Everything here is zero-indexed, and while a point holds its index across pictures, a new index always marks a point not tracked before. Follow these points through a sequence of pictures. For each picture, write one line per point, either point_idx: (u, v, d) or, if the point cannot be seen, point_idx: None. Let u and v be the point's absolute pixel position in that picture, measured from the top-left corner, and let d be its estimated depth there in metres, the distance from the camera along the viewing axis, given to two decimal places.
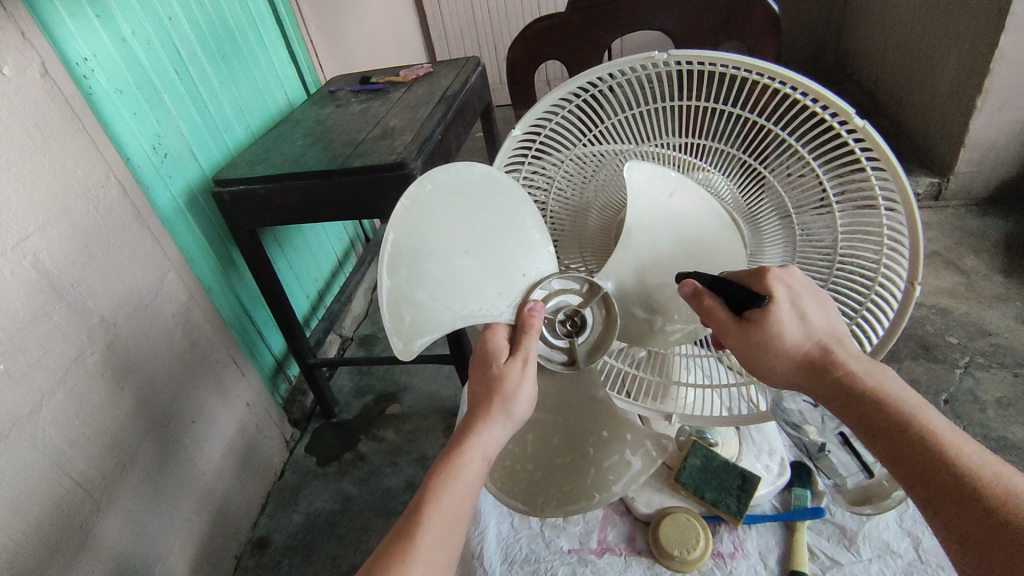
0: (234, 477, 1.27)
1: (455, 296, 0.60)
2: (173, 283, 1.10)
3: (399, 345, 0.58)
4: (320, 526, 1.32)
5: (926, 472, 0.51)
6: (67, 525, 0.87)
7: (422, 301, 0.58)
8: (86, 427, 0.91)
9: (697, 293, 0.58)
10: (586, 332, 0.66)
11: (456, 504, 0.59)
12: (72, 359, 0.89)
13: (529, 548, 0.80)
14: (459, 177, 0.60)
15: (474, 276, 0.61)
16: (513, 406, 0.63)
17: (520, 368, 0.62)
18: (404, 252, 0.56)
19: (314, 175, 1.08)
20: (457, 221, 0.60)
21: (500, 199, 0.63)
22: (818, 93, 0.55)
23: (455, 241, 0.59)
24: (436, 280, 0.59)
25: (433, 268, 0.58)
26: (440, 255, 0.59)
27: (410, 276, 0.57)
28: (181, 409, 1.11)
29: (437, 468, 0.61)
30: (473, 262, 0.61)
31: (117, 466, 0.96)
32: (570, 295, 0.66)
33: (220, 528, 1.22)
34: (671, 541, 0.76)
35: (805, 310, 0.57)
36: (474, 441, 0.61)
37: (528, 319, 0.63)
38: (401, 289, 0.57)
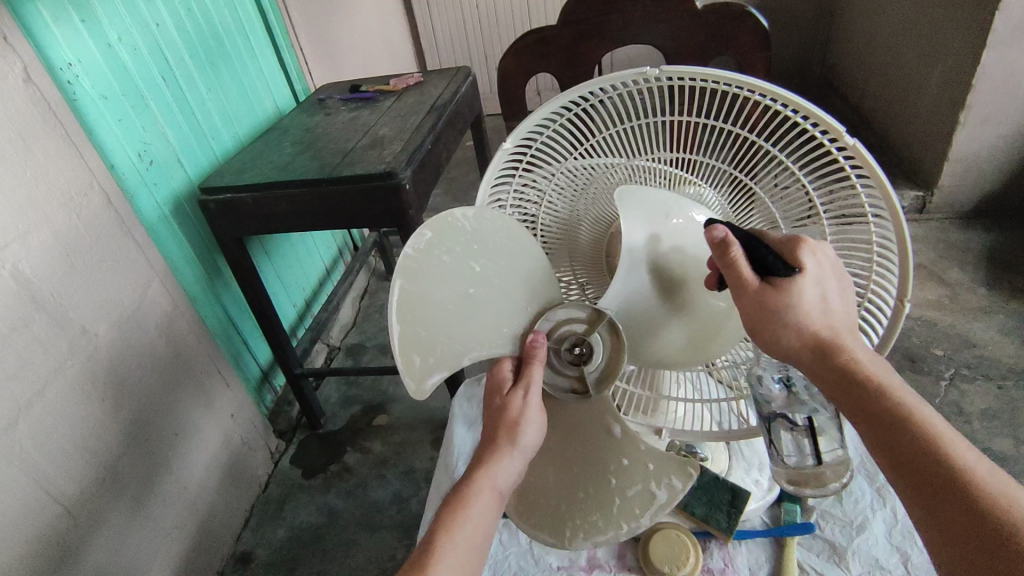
0: (217, 490, 1.24)
1: (463, 334, 0.61)
2: (157, 292, 1.08)
3: (412, 385, 0.58)
4: (305, 540, 1.30)
5: (925, 460, 0.49)
6: (44, 540, 0.85)
7: (432, 341, 0.59)
8: (66, 441, 0.88)
9: (728, 244, 0.55)
10: (595, 360, 0.64)
11: (473, 535, 0.58)
12: (53, 370, 0.87)
13: (518, 566, 0.79)
14: (457, 223, 0.59)
15: (479, 315, 0.62)
16: (522, 435, 0.62)
17: (524, 395, 0.62)
18: (410, 300, 0.57)
19: (301, 185, 1.07)
20: (459, 264, 0.60)
21: (505, 235, 0.62)
22: (809, 111, 0.55)
23: (459, 284, 0.60)
24: (444, 322, 0.59)
25: (440, 312, 0.59)
26: (445, 299, 0.59)
27: (417, 319, 0.57)
28: (164, 422, 1.09)
29: (450, 498, 0.60)
30: (477, 302, 0.61)
31: (98, 479, 0.94)
32: (575, 323, 0.64)
33: (202, 542, 1.19)
34: (661, 557, 0.75)
35: (825, 290, 0.56)
36: (487, 473, 0.61)
37: (532, 349, 0.63)
38: (411, 333, 0.57)
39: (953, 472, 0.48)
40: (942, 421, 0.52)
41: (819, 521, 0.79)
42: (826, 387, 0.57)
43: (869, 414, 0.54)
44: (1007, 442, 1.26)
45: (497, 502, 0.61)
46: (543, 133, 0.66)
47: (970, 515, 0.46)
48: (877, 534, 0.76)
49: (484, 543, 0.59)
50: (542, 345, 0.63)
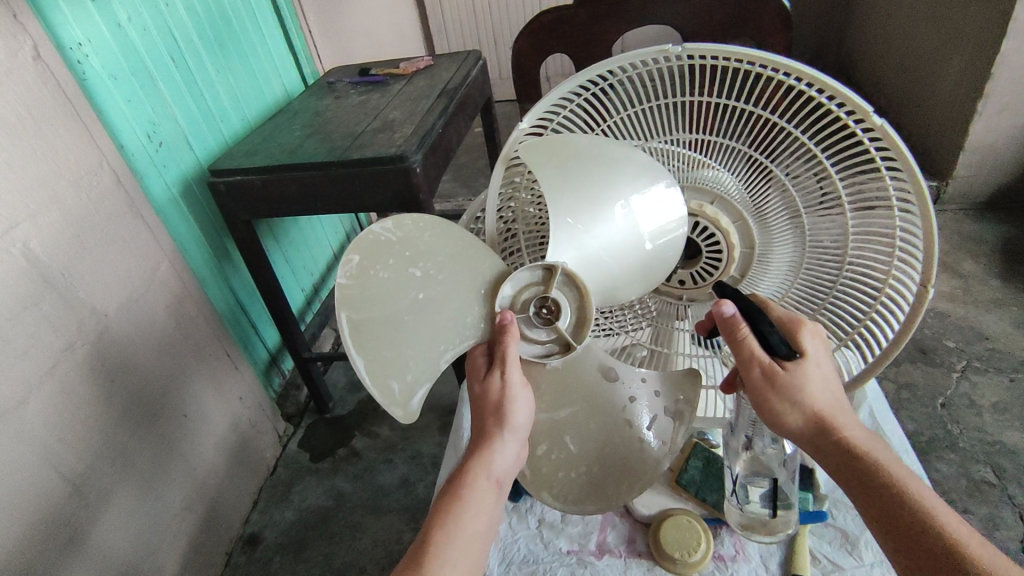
0: (225, 473, 1.25)
1: (429, 337, 0.61)
2: (166, 274, 1.08)
3: (399, 411, 0.59)
4: (312, 522, 1.30)
5: (922, 541, 0.52)
6: (55, 520, 0.85)
7: (401, 362, 0.59)
8: (76, 420, 0.89)
9: (739, 325, 0.59)
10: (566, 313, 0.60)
11: (473, 527, 0.59)
12: (62, 350, 0.87)
13: (527, 549, 0.79)
14: (384, 240, 0.59)
15: (437, 314, 0.61)
16: (510, 415, 0.63)
17: (501, 375, 0.61)
18: (362, 331, 0.57)
19: (311, 167, 1.06)
20: (401, 275, 0.59)
21: (431, 228, 0.62)
22: (833, 88, 0.53)
23: (408, 292, 0.60)
24: (402, 336, 0.59)
25: (400, 326, 0.59)
26: (395, 315, 0.59)
27: (377, 346, 0.58)
28: (173, 404, 1.09)
29: (450, 491, 0.61)
30: (433, 303, 0.61)
31: (107, 459, 0.94)
32: (531, 287, 0.61)
33: (210, 524, 1.20)
34: (672, 543, 0.74)
35: (825, 370, 0.60)
36: (484, 463, 0.62)
37: (501, 324, 0.60)
38: (377, 362, 0.58)
39: (949, 550, 0.51)
40: (937, 500, 0.54)
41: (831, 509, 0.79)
42: (825, 463, 0.60)
43: (868, 491, 0.56)
44: (1018, 434, 1.25)
45: (495, 488, 0.62)
46: (560, 113, 0.65)
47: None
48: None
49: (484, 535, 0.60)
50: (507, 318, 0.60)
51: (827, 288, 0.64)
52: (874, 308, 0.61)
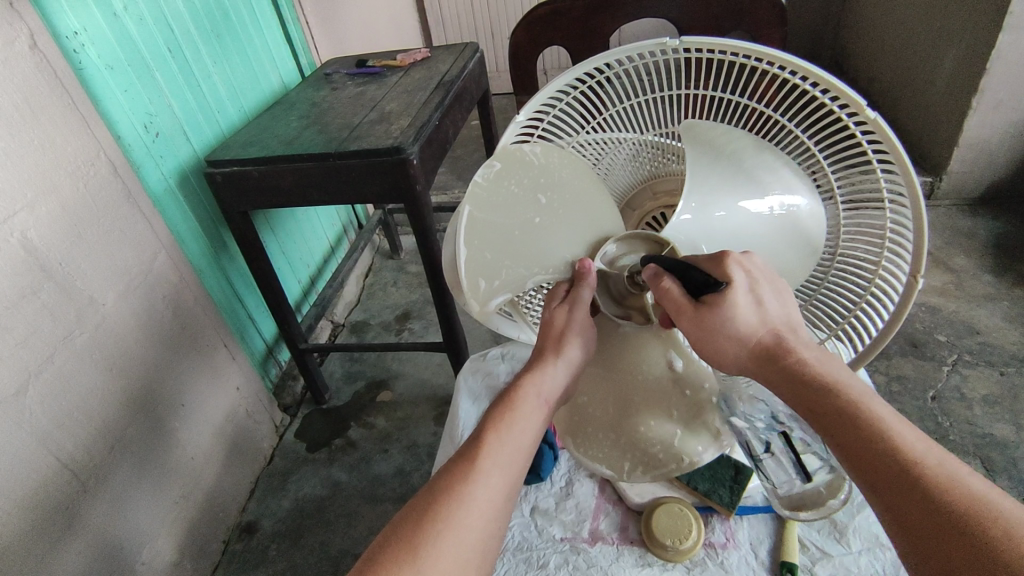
0: (222, 462, 1.26)
1: (523, 259, 0.60)
2: (163, 264, 1.09)
3: (478, 308, 0.59)
4: (309, 511, 1.32)
5: (875, 460, 0.47)
6: (54, 506, 0.86)
7: (497, 265, 0.58)
8: (75, 408, 0.89)
9: (660, 273, 0.58)
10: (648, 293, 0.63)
11: (519, 435, 0.59)
12: (63, 339, 0.88)
13: (522, 536, 0.80)
14: (524, 155, 0.58)
15: (541, 241, 0.61)
16: (566, 346, 0.63)
17: (569, 310, 0.63)
18: (476, 228, 0.56)
19: (308, 158, 1.06)
20: (527, 194, 0.59)
21: (568, 165, 0.62)
22: (819, 77, 0.54)
23: (526, 213, 0.59)
24: (509, 249, 0.59)
25: (510, 240, 0.58)
26: (510, 227, 0.58)
27: (484, 247, 0.57)
28: (170, 393, 1.10)
29: (498, 403, 0.62)
30: (541, 231, 0.61)
31: (105, 447, 0.95)
32: (635, 253, 0.63)
33: (206, 513, 1.21)
34: (664, 530, 0.75)
35: (756, 297, 0.57)
36: (531, 381, 0.63)
37: (579, 270, 0.63)
38: (478, 260, 0.57)
39: (895, 460, 0.46)
40: (890, 413, 0.50)
41: None
42: (777, 391, 0.56)
43: (821, 414, 0.52)
44: (1007, 427, 1.27)
45: (544, 408, 0.62)
46: (555, 106, 0.65)
47: (916, 503, 0.44)
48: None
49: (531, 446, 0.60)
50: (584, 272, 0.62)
51: (819, 277, 0.65)
52: (858, 306, 0.62)
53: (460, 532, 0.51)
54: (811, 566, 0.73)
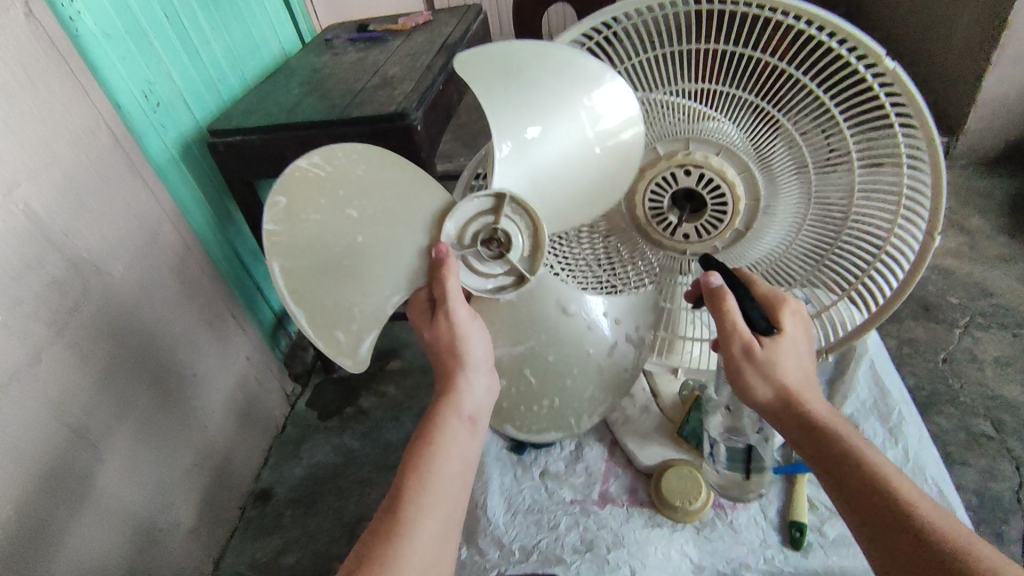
0: (235, 430, 1.28)
1: (368, 280, 0.62)
2: (169, 235, 1.09)
3: (349, 361, 0.64)
4: (321, 478, 1.35)
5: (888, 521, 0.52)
6: (73, 473, 0.88)
7: (345, 307, 0.62)
8: (88, 379, 0.91)
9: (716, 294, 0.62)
10: (513, 223, 0.61)
11: (449, 467, 0.60)
12: (72, 311, 0.88)
13: (532, 499, 0.80)
14: (307, 183, 0.58)
15: (379, 253, 0.62)
16: (465, 351, 0.64)
17: (445, 321, 0.63)
18: (295, 281, 0.59)
19: (310, 125, 1.05)
20: (337, 216, 0.59)
21: (366, 156, 0.59)
22: (838, 28, 0.53)
23: (344, 236, 0.60)
24: (345, 281, 0.61)
25: (339, 269, 0.60)
26: (338, 260, 0.60)
27: (321, 296, 0.61)
28: (181, 362, 1.11)
29: (420, 438, 0.61)
30: (372, 244, 0.61)
31: (119, 416, 0.97)
32: (480, 218, 0.62)
33: (221, 479, 1.24)
34: (673, 491, 0.76)
35: (796, 345, 0.62)
36: (447, 409, 0.62)
37: (439, 258, 0.61)
38: (316, 311, 0.61)
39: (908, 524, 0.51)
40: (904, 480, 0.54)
41: None
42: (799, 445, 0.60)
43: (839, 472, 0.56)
44: (1017, 389, 1.27)
45: (470, 424, 0.63)
46: None
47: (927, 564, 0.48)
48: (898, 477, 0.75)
49: (459, 472, 0.60)
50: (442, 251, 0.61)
51: (822, 251, 0.64)
52: (870, 268, 0.62)
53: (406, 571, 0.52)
54: (819, 525, 0.75)
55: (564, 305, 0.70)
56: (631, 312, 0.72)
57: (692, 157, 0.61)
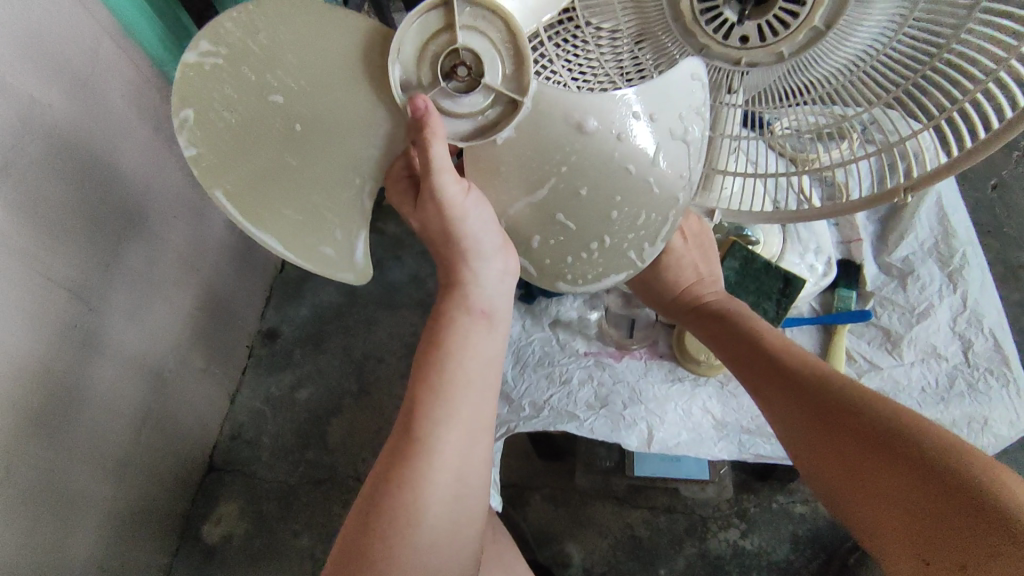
0: (231, 272, 1.22)
1: (327, 176, 0.56)
2: (116, 53, 0.89)
3: (352, 275, 0.61)
4: (327, 317, 1.33)
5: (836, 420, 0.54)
6: (62, 325, 0.84)
7: (315, 215, 0.57)
8: (53, 227, 0.82)
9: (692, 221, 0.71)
10: (480, 41, 0.49)
11: (467, 372, 0.56)
12: (20, 158, 0.76)
13: (542, 350, 0.75)
14: (207, 86, 0.51)
15: (326, 138, 0.54)
16: (461, 229, 0.57)
17: (436, 208, 0.56)
18: (248, 203, 0.55)
19: None
20: (260, 109, 0.52)
21: (263, 18, 0.49)
22: None
23: (276, 130, 0.53)
24: (303, 184, 0.56)
25: (289, 172, 0.55)
26: (286, 163, 0.54)
27: (286, 207, 0.56)
28: (157, 204, 1.01)
29: (429, 350, 0.57)
30: (314, 132, 0.54)
31: (99, 266, 0.90)
32: (435, 40, 0.49)
33: (225, 321, 1.21)
34: (697, 345, 0.71)
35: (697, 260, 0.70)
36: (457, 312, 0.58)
37: (412, 115, 0.50)
38: (285, 226, 0.57)
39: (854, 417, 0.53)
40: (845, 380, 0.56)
41: (877, 307, 0.73)
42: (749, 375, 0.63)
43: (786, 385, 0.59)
44: None
45: (484, 318, 0.59)
46: None
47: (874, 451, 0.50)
48: (950, 326, 0.70)
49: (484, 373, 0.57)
50: (417, 107, 0.50)
51: (920, 60, 0.48)
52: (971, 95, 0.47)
53: (433, 487, 0.52)
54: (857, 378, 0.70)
55: (579, 121, 0.54)
56: (672, 106, 0.54)
57: None
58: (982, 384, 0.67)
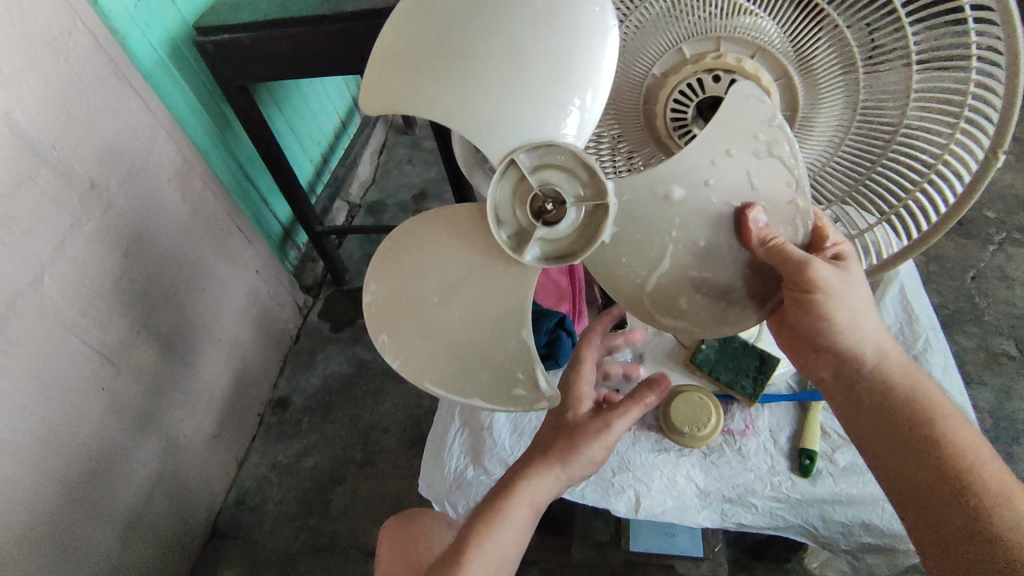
0: (251, 343, 1.30)
1: (508, 314, 0.55)
2: (165, 144, 1.02)
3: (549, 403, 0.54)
4: (337, 387, 1.38)
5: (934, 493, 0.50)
6: (94, 387, 0.90)
7: (507, 368, 0.55)
8: (97, 297, 0.90)
9: (766, 234, 0.51)
10: (557, 176, 0.50)
11: (502, 545, 0.62)
12: (76, 233, 0.86)
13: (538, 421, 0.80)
14: (390, 306, 0.57)
15: (484, 286, 0.54)
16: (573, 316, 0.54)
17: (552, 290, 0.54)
18: (449, 382, 0.56)
19: (304, 24, 0.96)
20: (427, 302, 0.56)
21: (407, 242, 0.57)
22: None
23: (446, 313, 0.56)
24: (484, 345, 0.55)
25: (466, 341, 0.55)
26: (463, 332, 0.55)
27: (479, 372, 0.55)
28: (189, 277, 1.09)
29: (490, 502, 0.64)
30: (473, 288, 0.55)
31: (132, 333, 0.97)
32: (509, 204, 0.51)
33: (241, 390, 1.27)
34: (682, 418, 0.75)
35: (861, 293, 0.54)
36: (522, 489, 0.64)
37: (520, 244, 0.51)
38: (483, 387, 0.55)
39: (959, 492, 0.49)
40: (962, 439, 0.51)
41: None
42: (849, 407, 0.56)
43: (893, 432, 0.53)
44: None
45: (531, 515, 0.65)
46: None
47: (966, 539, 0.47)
48: None
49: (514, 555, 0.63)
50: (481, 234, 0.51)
51: (861, 169, 0.57)
52: (911, 194, 0.55)
53: None
54: (831, 453, 0.73)
55: (666, 190, 0.51)
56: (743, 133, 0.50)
57: (722, 60, 0.54)
58: None
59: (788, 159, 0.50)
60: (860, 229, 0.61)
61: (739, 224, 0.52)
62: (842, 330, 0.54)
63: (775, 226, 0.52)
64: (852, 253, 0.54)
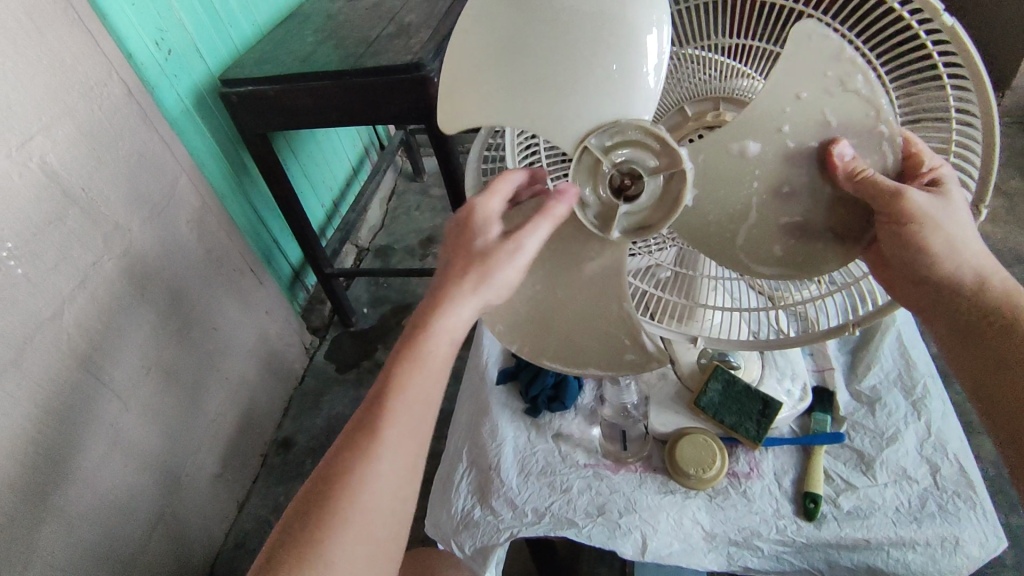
0: (258, 382, 1.31)
1: (614, 286, 0.59)
2: (186, 188, 1.06)
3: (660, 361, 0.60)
4: (341, 428, 1.38)
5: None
6: (102, 421, 0.91)
7: (613, 333, 0.61)
8: (111, 332, 0.92)
9: (854, 167, 0.50)
10: (631, 152, 0.52)
11: (359, 515, 0.49)
12: (96, 271, 0.89)
13: (545, 461, 0.81)
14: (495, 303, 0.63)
15: (583, 259, 0.59)
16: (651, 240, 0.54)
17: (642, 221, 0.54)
18: (559, 356, 0.62)
19: (325, 77, 1.02)
20: (532, 292, 0.62)
21: None
22: None
23: (551, 296, 0.61)
24: (592, 315, 0.61)
25: (575, 315, 0.61)
26: (567, 306, 0.61)
27: (587, 340, 0.62)
28: (200, 315, 1.12)
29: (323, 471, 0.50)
30: (575, 263, 0.60)
31: (142, 369, 0.98)
32: (588, 184, 0.54)
33: (245, 429, 1.28)
34: (687, 460, 0.76)
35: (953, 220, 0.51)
36: (362, 450, 0.50)
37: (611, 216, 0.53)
38: (591, 353, 0.62)
39: None
40: None
41: (850, 430, 0.79)
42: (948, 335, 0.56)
43: (993, 363, 0.53)
44: None
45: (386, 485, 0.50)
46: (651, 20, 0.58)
47: None
48: (919, 449, 0.75)
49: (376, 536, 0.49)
50: (573, 201, 0.53)
51: None
52: None
53: None
54: (835, 497, 0.74)
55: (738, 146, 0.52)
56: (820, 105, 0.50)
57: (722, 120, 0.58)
58: (951, 505, 0.70)
59: (863, 91, 0.48)
60: (855, 277, 0.61)
61: (823, 159, 0.51)
62: (937, 258, 0.53)
63: (861, 157, 0.51)
64: (953, 176, 0.51)
